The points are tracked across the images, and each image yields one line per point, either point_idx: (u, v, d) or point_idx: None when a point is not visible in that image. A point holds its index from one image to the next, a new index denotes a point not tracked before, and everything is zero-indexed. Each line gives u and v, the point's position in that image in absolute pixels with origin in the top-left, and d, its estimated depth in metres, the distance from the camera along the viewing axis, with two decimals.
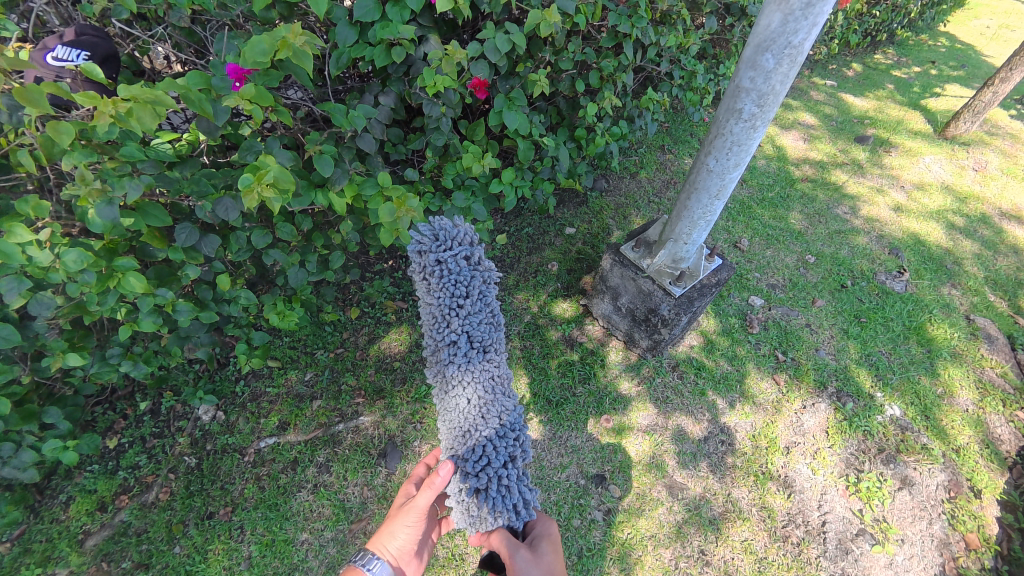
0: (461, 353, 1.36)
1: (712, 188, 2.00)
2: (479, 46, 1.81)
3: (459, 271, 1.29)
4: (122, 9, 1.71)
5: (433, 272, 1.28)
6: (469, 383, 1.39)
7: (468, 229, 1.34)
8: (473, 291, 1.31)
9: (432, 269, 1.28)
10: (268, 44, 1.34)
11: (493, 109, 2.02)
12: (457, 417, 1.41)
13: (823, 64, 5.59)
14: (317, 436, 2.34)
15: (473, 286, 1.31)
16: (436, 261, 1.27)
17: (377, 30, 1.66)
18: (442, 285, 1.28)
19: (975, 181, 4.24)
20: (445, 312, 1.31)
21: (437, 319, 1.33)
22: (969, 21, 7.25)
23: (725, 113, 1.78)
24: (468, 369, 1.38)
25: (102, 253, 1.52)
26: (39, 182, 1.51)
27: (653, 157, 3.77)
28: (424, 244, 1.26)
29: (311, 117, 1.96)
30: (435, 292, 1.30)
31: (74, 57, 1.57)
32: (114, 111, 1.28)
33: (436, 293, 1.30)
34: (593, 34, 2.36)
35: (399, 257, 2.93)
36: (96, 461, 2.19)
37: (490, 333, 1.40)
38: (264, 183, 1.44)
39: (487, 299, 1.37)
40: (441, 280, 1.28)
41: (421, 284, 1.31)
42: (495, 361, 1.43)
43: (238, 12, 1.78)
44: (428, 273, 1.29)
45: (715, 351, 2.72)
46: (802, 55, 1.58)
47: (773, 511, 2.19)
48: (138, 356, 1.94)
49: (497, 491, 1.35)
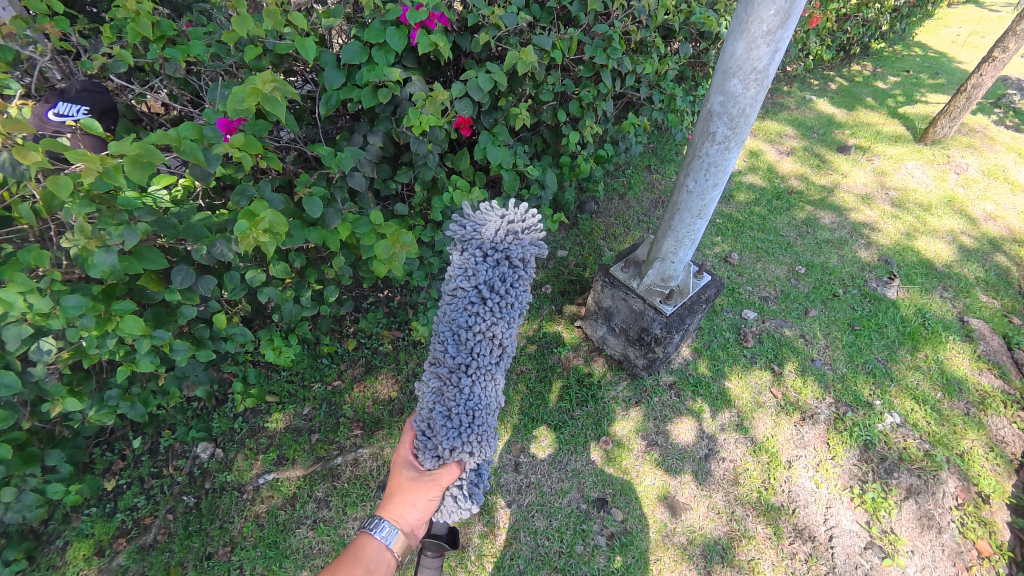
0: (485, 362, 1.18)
1: (694, 208, 2.06)
2: (462, 85, 1.90)
3: (511, 277, 1.12)
4: (120, 63, 1.80)
5: (490, 262, 1.10)
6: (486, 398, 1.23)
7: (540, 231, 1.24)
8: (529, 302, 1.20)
9: (514, 259, 1.12)
10: (245, 92, 1.42)
11: (478, 144, 2.10)
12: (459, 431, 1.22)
13: (801, 79, 5.78)
14: (316, 471, 2.33)
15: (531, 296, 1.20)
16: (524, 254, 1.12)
17: (363, 75, 1.75)
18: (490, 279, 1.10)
19: (958, 185, 4.32)
20: (476, 313, 1.13)
21: (463, 318, 1.14)
22: (939, 30, 7.51)
23: (700, 137, 1.85)
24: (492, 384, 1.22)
25: (101, 298, 1.56)
26: (40, 232, 1.56)
27: (641, 178, 3.86)
28: (519, 229, 1.11)
29: (302, 156, 2.03)
30: (477, 283, 1.11)
31: (76, 112, 1.68)
32: (101, 167, 1.29)
33: (474, 286, 1.12)
34: (571, 66, 2.48)
35: (394, 286, 2.97)
36: (94, 504, 2.17)
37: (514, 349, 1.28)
38: (259, 228, 1.50)
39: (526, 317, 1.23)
40: (489, 279, 1.11)
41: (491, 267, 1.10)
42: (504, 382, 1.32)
43: (232, 62, 1.87)
44: (479, 260, 1.10)
45: (711, 366, 2.74)
46: (767, 80, 1.66)
47: (779, 527, 2.15)
48: (137, 397, 1.95)
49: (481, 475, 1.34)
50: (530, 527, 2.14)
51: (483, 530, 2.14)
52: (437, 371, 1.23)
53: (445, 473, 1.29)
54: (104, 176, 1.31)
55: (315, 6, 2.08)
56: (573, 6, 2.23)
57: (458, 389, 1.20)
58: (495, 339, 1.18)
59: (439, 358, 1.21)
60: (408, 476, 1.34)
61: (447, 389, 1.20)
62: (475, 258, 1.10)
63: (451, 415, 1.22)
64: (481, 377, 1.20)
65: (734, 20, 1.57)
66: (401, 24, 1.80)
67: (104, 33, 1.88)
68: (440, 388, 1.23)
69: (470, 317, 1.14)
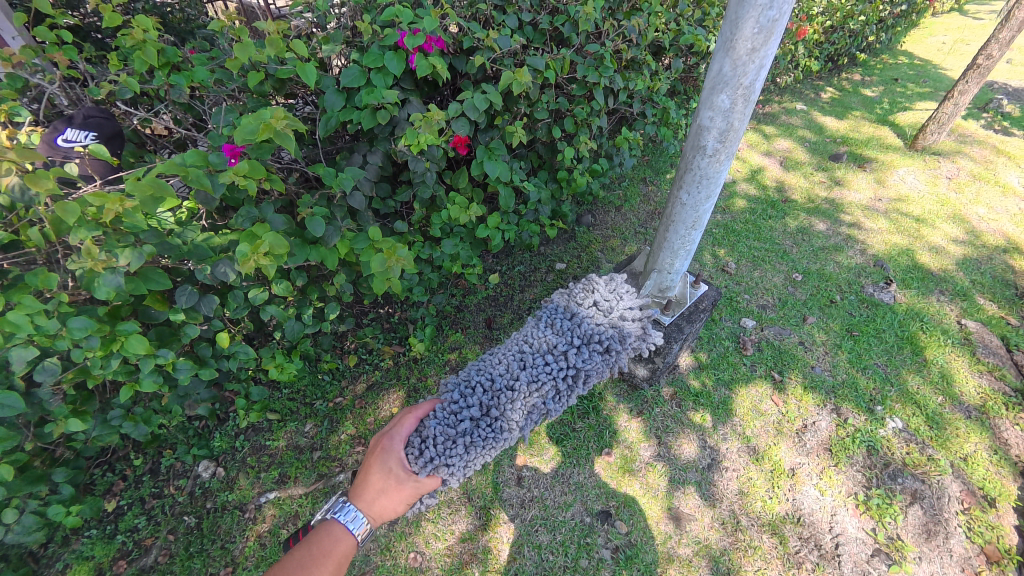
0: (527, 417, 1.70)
1: (688, 220, 2.09)
2: (459, 105, 1.96)
3: (587, 379, 1.85)
4: (126, 90, 1.85)
5: (592, 353, 1.85)
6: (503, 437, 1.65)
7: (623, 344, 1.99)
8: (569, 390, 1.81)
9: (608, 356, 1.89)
10: (255, 125, 1.45)
11: (475, 161, 2.15)
12: (468, 451, 1.56)
13: (791, 90, 5.90)
14: (318, 488, 2.32)
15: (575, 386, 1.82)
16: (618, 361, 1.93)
17: (363, 97, 1.81)
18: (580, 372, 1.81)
19: (950, 190, 4.38)
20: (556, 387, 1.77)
21: (546, 390, 1.73)
22: (925, 39, 7.68)
23: (692, 151, 1.90)
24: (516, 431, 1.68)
25: (106, 319, 1.59)
26: (47, 254, 1.57)
27: (636, 190, 3.92)
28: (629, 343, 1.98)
29: (303, 176, 2.08)
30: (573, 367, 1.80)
31: (83, 138, 1.74)
32: (117, 208, 1.35)
33: (567, 372, 1.80)
34: (564, 85, 2.54)
35: (394, 302, 2.99)
36: (94, 526, 2.16)
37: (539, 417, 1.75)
38: (259, 252, 1.52)
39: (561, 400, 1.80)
40: (582, 372, 1.82)
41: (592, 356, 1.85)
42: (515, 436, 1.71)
43: (234, 87, 1.92)
44: (593, 354, 1.84)
45: (711, 375, 2.75)
46: (754, 95, 1.72)
47: (785, 536, 2.14)
48: (139, 416, 1.96)
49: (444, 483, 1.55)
50: (534, 542, 2.13)
51: (487, 545, 2.12)
52: (489, 406, 1.67)
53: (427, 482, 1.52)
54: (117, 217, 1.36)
55: (315, 32, 2.15)
56: (565, 27, 2.31)
57: (490, 432, 1.63)
58: (543, 411, 1.76)
59: (503, 395, 1.68)
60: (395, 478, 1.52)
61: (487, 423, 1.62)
62: (594, 350, 1.85)
63: (470, 449, 1.57)
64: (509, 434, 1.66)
65: (719, 40, 1.64)
66: (398, 49, 1.87)
67: (111, 61, 1.94)
68: (480, 415, 1.64)
69: (550, 388, 1.75)
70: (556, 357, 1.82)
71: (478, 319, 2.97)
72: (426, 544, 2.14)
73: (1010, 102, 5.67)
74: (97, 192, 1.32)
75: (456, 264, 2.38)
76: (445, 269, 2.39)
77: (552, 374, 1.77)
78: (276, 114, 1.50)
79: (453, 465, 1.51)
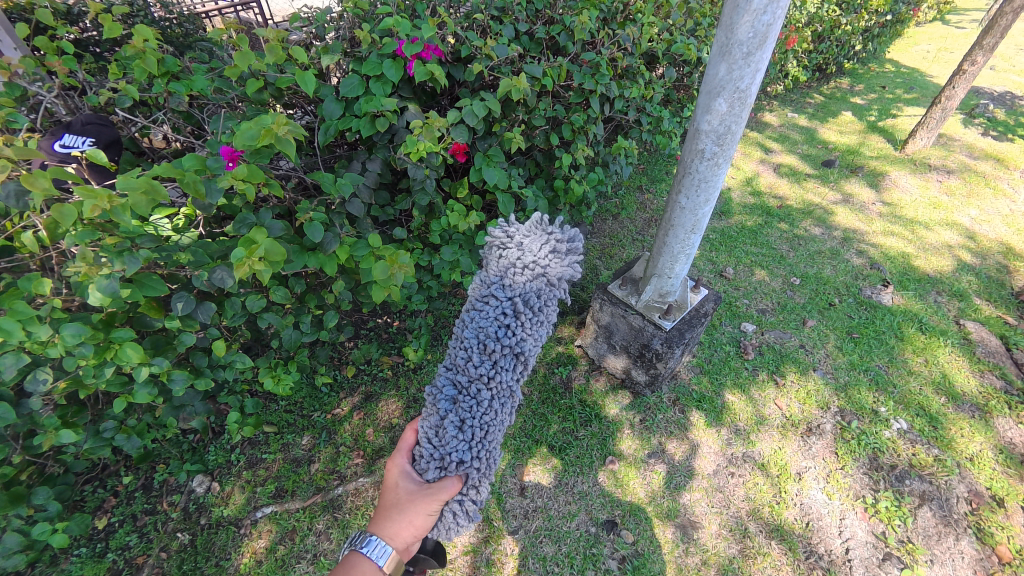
0: (499, 378, 1.18)
1: (687, 224, 2.09)
2: (458, 112, 1.97)
3: (546, 301, 1.14)
4: (126, 98, 1.86)
5: (528, 273, 1.12)
6: (495, 409, 1.22)
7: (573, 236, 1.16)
8: (530, 324, 1.14)
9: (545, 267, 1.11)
10: (255, 131, 1.46)
11: (474, 169, 2.13)
12: (467, 440, 1.23)
13: (781, 100, 6.00)
14: (315, 502, 2.26)
15: (534, 315, 1.13)
16: (568, 266, 1.13)
17: (361, 105, 1.81)
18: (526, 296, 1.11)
19: (942, 193, 4.44)
20: (507, 327, 1.14)
21: (488, 338, 1.13)
22: (909, 48, 7.87)
23: (689, 155, 1.91)
24: (503, 397, 1.21)
25: (100, 326, 1.55)
26: (41, 261, 1.55)
27: (632, 198, 3.95)
28: (572, 235, 1.13)
29: (302, 184, 2.05)
30: (514, 297, 1.12)
31: (81, 143, 1.72)
32: (108, 205, 1.33)
33: (506, 306, 1.12)
34: (561, 92, 2.57)
35: (393, 312, 2.97)
36: (84, 544, 2.09)
37: (519, 367, 1.20)
38: (256, 256, 1.48)
39: (534, 336, 1.16)
40: (528, 295, 1.12)
41: (524, 276, 1.11)
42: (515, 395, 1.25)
43: (233, 96, 1.93)
44: (527, 271, 1.11)
45: (714, 381, 2.72)
46: (750, 98, 1.73)
47: (794, 543, 2.09)
48: (132, 429, 1.92)
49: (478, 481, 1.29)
50: (538, 554, 2.08)
51: (490, 558, 2.07)
52: (455, 381, 1.23)
53: (446, 486, 1.27)
54: (110, 213, 1.34)
55: (314, 43, 2.18)
56: (560, 37, 2.35)
57: (470, 408, 1.21)
58: (516, 359, 1.18)
59: (460, 364, 1.21)
60: (406, 489, 1.32)
61: (464, 402, 1.19)
62: (518, 271, 1.11)
63: (461, 429, 1.23)
64: (494, 398, 1.20)
65: (715, 43, 1.66)
66: (396, 57, 1.89)
67: (110, 71, 1.96)
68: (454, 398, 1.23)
69: (501, 329, 1.14)
70: (488, 294, 1.16)
71: None
72: None
73: (995, 107, 5.78)
74: (89, 185, 1.29)
75: (456, 271, 2.36)
76: (444, 276, 2.38)
77: (489, 317, 1.14)
78: (277, 120, 1.51)
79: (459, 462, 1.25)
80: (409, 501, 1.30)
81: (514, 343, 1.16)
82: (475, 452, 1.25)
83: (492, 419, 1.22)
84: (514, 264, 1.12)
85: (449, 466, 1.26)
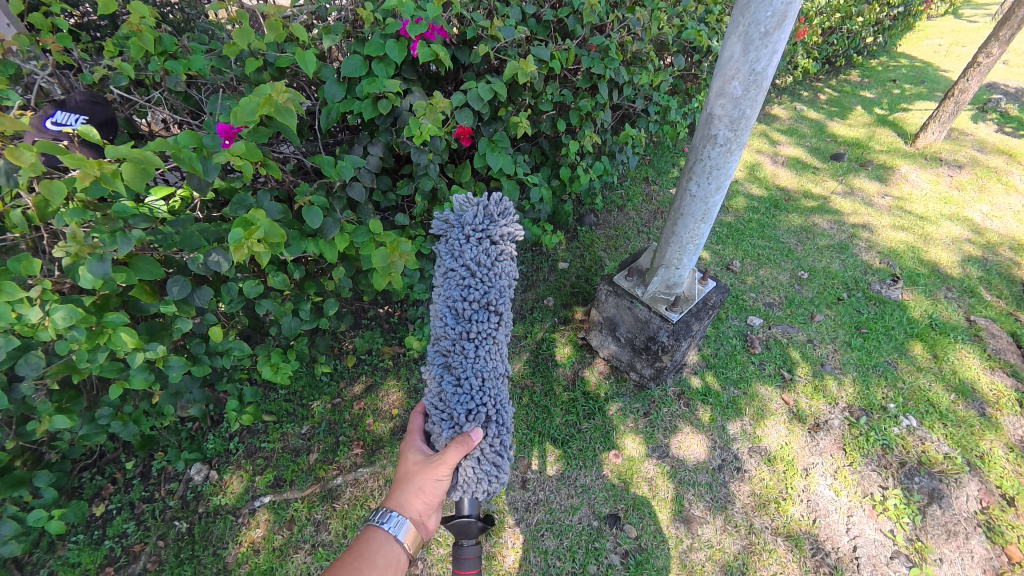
0: (478, 333, 1.17)
1: (696, 214, 2.03)
2: (462, 95, 1.90)
3: (499, 250, 1.15)
4: (121, 77, 1.82)
5: (469, 237, 1.13)
6: (485, 364, 1.20)
7: (497, 196, 1.19)
8: (489, 276, 1.14)
9: (482, 227, 1.13)
10: (255, 103, 1.40)
11: (478, 154, 2.06)
12: (470, 398, 1.21)
13: (790, 92, 5.89)
14: (315, 492, 2.23)
15: (489, 268, 1.14)
16: (502, 219, 1.15)
17: (363, 86, 1.75)
18: (475, 254, 1.12)
19: (953, 187, 4.36)
20: (470, 287, 1.15)
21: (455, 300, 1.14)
22: (920, 41, 7.73)
23: (701, 140, 1.85)
24: (486, 350, 1.20)
25: (93, 310, 1.50)
26: (32, 242, 1.52)
27: (638, 190, 3.88)
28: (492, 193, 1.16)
29: (302, 168, 2.00)
30: (463, 260, 1.14)
31: (73, 121, 1.67)
32: (99, 171, 1.27)
33: (463, 268, 1.14)
34: (569, 77, 2.50)
35: (394, 302, 2.92)
36: (82, 531, 2.08)
37: (492, 320, 1.19)
38: (254, 238, 1.43)
39: (497, 286, 1.15)
40: (478, 251, 1.13)
41: (464, 239, 1.13)
42: (499, 348, 1.23)
43: (231, 76, 1.86)
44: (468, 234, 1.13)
45: (720, 375, 2.68)
46: (766, 81, 1.66)
47: (800, 540, 2.06)
48: (128, 416, 1.88)
49: (499, 438, 1.26)
50: (539, 547, 2.05)
51: (491, 550, 2.04)
52: (440, 354, 1.22)
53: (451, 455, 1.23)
54: (101, 181, 1.27)
55: (315, 22, 2.11)
56: (569, 19, 2.27)
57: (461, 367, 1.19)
58: (488, 311, 1.17)
59: (438, 339, 1.22)
60: (415, 461, 1.38)
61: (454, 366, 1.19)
62: (460, 237, 1.13)
63: (458, 390, 1.21)
64: (481, 350, 1.18)
65: (730, 24, 1.59)
66: (401, 37, 1.81)
67: (105, 49, 1.90)
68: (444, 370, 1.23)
69: (464, 291, 1.15)
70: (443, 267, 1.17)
71: None
72: (427, 550, 2.06)
73: (1008, 102, 5.67)
74: (80, 153, 1.23)
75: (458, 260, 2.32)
76: None
77: (450, 282, 1.15)
78: (275, 89, 1.46)
79: (469, 424, 1.22)
80: (417, 472, 1.35)
81: (481, 297, 1.16)
82: (480, 408, 1.23)
83: (485, 371, 1.20)
84: (456, 232, 1.14)
85: (459, 428, 1.24)
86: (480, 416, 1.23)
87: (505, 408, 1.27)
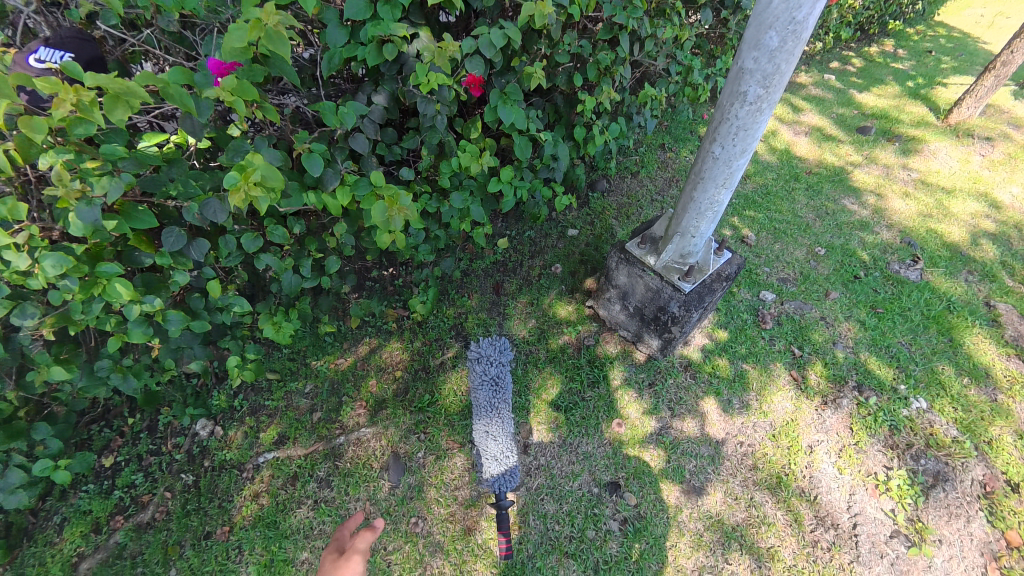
0: (500, 398, 2.26)
1: (719, 178, 1.92)
2: (473, 41, 1.76)
3: (506, 357, 2.40)
4: (109, 12, 1.69)
5: (494, 350, 2.37)
6: (503, 419, 2.20)
7: (501, 339, 2.45)
8: (503, 373, 2.34)
9: (499, 351, 2.39)
10: (243, 28, 1.29)
11: (488, 107, 1.93)
12: (500, 442, 2.15)
13: (819, 58, 5.56)
14: (318, 450, 2.25)
15: (503, 369, 2.35)
16: (505, 344, 2.44)
17: (367, 29, 1.60)
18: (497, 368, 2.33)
19: (983, 167, 4.13)
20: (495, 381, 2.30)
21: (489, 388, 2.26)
22: (962, 10, 7.21)
23: (729, 98, 1.71)
24: (503, 412, 2.22)
25: (85, 259, 1.45)
26: (20, 185, 1.44)
27: (653, 156, 3.70)
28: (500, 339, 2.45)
29: (303, 118, 1.90)
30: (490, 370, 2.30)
31: (57, 59, 1.57)
32: (76, 99, 1.20)
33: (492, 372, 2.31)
34: (588, 27, 2.32)
35: (398, 264, 2.86)
36: (91, 481, 2.11)
37: (503, 395, 2.28)
38: (251, 181, 1.37)
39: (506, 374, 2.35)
40: (500, 362, 2.33)
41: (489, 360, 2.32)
42: (506, 409, 2.25)
43: (228, 14, 1.73)
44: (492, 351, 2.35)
45: (729, 349, 2.62)
46: (806, 32, 1.51)
47: (800, 515, 2.06)
48: (129, 369, 1.85)
49: (512, 460, 2.13)
50: (539, 511, 2.07)
51: (490, 512, 2.07)
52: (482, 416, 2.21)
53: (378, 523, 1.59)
54: (79, 110, 1.22)
55: None
56: None
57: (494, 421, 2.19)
58: (504, 386, 2.31)
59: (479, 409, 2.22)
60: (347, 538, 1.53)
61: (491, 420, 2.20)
62: (490, 358, 2.33)
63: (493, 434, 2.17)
64: (501, 409, 2.23)
65: None
66: None
67: None
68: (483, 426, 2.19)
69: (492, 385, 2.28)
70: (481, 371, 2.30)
71: (485, 284, 2.86)
72: (427, 509, 2.08)
73: None
74: (56, 78, 1.17)
75: (465, 221, 2.25)
76: (453, 226, 2.26)
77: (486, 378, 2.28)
78: (265, 12, 1.31)
79: (501, 457, 2.12)
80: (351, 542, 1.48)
81: (500, 382, 2.31)
82: (504, 446, 2.14)
83: (504, 424, 2.20)
84: (487, 357, 2.33)
85: (496, 457, 2.12)
86: (504, 451, 2.13)
87: (511, 444, 2.17)
